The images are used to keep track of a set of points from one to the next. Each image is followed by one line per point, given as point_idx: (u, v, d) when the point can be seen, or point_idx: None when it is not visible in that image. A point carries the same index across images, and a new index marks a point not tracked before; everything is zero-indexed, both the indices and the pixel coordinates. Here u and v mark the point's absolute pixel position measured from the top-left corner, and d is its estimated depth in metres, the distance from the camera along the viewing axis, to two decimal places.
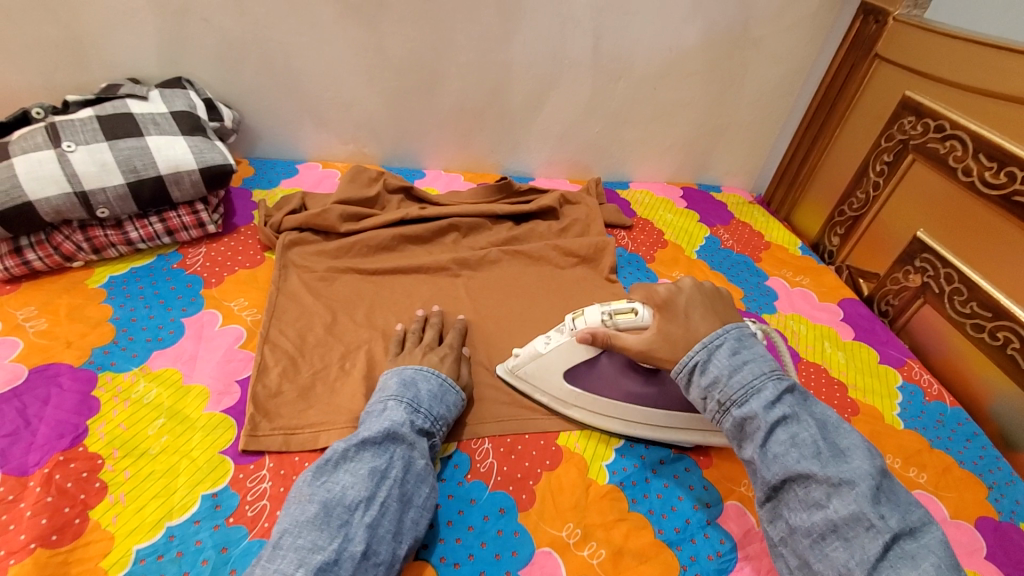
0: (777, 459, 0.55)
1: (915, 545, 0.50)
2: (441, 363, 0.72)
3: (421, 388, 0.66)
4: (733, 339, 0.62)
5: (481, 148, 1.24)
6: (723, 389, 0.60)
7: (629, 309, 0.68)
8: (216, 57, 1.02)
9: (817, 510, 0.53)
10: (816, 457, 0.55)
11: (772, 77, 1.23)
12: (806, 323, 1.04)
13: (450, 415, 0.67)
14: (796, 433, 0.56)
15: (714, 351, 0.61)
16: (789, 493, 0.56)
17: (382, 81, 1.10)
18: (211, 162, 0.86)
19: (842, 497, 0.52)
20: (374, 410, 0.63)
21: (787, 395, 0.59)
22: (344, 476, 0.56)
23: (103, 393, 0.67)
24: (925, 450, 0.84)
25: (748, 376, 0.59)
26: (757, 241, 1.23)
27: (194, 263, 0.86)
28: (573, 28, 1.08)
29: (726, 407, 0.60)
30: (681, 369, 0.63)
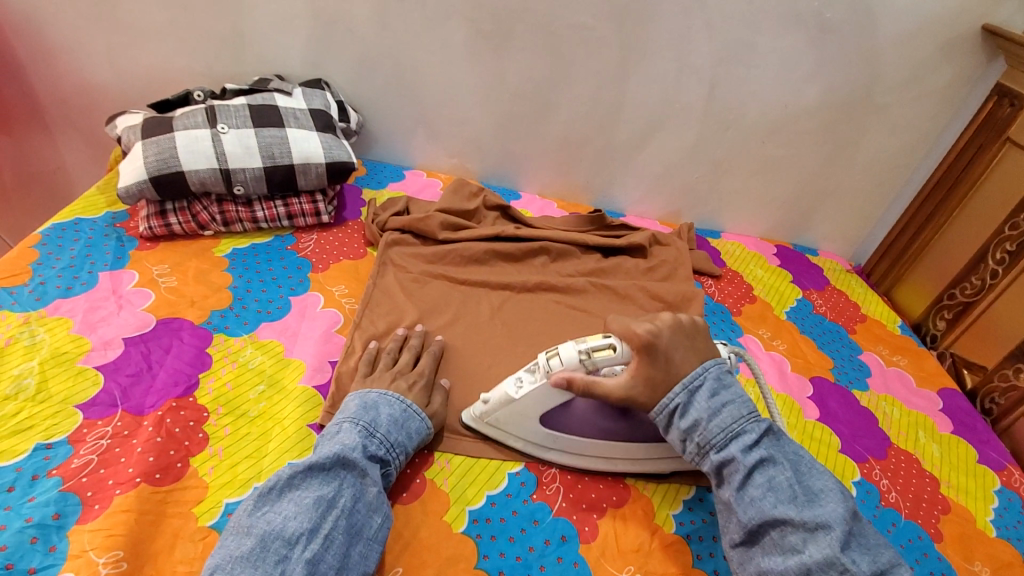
0: (753, 503, 0.58)
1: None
2: (409, 390, 0.70)
3: (381, 412, 0.65)
4: (714, 380, 0.64)
5: (577, 178, 1.27)
6: (702, 433, 0.62)
7: (607, 346, 0.66)
8: (353, 63, 1.11)
9: (792, 554, 0.55)
10: (790, 500, 0.58)
11: (889, 146, 1.18)
12: (899, 407, 0.97)
13: (410, 443, 0.65)
14: (772, 477, 0.59)
15: (695, 395, 0.63)
16: (764, 536, 0.58)
17: (496, 103, 1.16)
18: (336, 159, 0.93)
19: (816, 541, 0.55)
20: (329, 432, 0.63)
21: (763, 439, 0.62)
22: (287, 505, 0.55)
23: (215, 351, 0.73)
24: (1019, 565, 0.76)
25: (728, 421, 0.62)
26: (852, 312, 1.17)
27: (305, 248, 0.93)
28: (690, 74, 1.09)
29: (706, 451, 0.62)
30: (659, 410, 0.64)
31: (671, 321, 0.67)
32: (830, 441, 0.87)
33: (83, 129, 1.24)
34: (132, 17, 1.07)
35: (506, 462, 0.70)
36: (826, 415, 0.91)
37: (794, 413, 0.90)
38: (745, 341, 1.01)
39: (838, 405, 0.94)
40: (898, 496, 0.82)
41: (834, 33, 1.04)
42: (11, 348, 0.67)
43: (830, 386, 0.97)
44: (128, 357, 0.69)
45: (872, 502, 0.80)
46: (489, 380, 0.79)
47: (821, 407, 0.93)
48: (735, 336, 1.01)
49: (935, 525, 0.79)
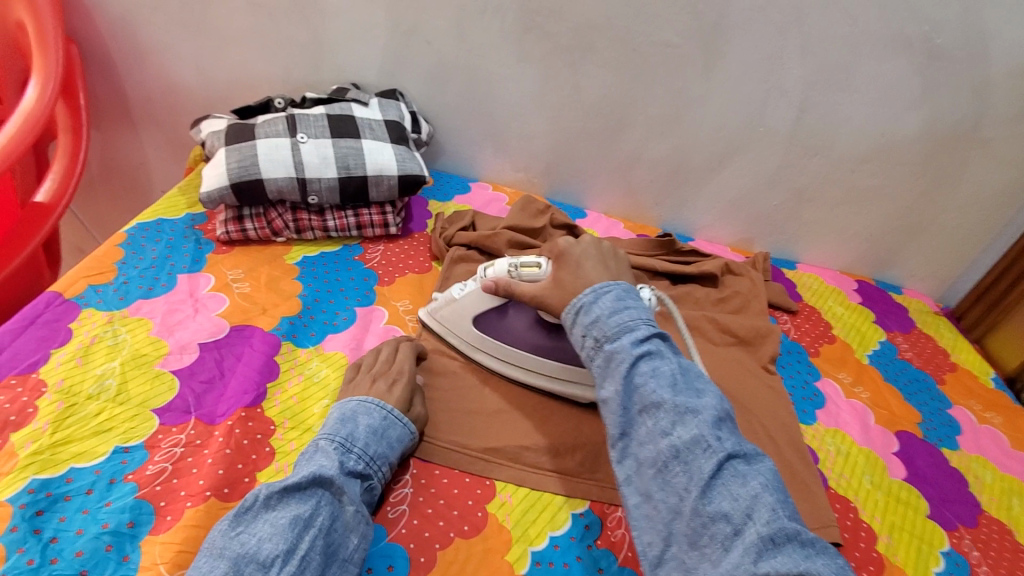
0: (637, 391, 0.55)
1: (746, 469, 0.50)
2: (389, 393, 0.67)
3: (359, 423, 0.62)
4: (621, 289, 0.63)
5: (646, 199, 1.22)
6: (600, 326, 0.60)
7: (535, 264, 0.73)
8: (428, 74, 1.11)
9: (664, 439, 0.53)
10: (671, 389, 0.55)
11: (995, 182, 1.09)
12: (995, 471, 0.88)
13: (392, 453, 0.62)
14: (658, 367, 0.57)
15: (600, 296, 0.62)
16: (641, 426, 0.55)
17: (568, 119, 1.13)
18: (409, 172, 0.93)
19: (687, 425, 0.52)
20: (306, 450, 0.59)
21: (658, 338, 0.59)
22: (262, 527, 0.51)
23: (283, 361, 0.73)
24: None
25: (625, 317, 0.60)
26: (941, 359, 1.08)
27: (372, 259, 0.93)
28: (778, 97, 1.04)
29: (601, 343, 0.60)
30: (570, 309, 0.64)
31: (591, 241, 0.71)
32: (918, 505, 0.80)
33: (167, 128, 1.29)
34: (220, 23, 1.10)
35: (569, 501, 0.67)
36: (913, 474, 0.84)
37: (877, 469, 0.83)
38: (823, 386, 0.94)
39: (926, 464, 0.86)
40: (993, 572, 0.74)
41: (944, 60, 0.96)
42: (95, 347, 0.69)
43: (917, 443, 0.89)
44: (202, 362, 0.70)
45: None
46: (554, 410, 0.76)
47: (908, 465, 0.85)
48: (812, 380, 0.95)
49: None
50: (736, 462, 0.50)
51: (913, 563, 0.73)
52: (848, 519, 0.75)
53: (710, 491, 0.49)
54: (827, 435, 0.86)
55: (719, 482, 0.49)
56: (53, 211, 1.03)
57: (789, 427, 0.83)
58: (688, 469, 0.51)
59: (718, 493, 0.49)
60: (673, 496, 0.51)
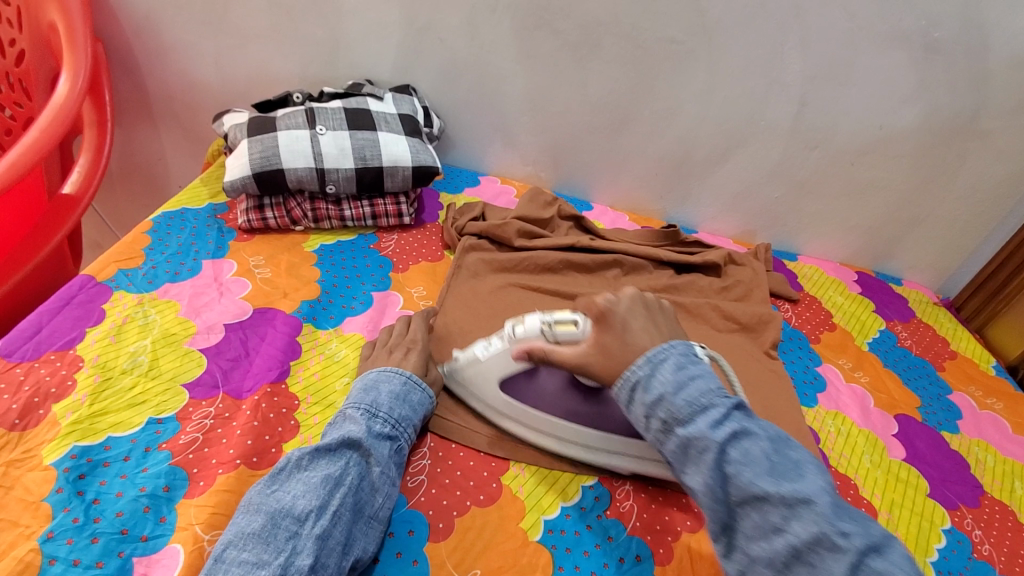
0: (732, 482, 0.49)
1: (885, 563, 0.44)
2: (405, 359, 0.71)
3: (381, 390, 0.65)
4: (678, 354, 0.57)
5: (651, 192, 1.25)
6: (667, 407, 0.54)
7: (571, 321, 0.67)
8: (439, 71, 1.14)
9: (777, 536, 0.47)
10: (770, 475, 0.49)
11: (992, 173, 1.11)
12: (994, 454, 0.91)
13: (415, 416, 0.66)
14: (748, 449, 0.50)
15: (656, 366, 0.56)
16: (745, 520, 0.49)
17: (576, 113, 1.16)
18: (422, 163, 0.96)
19: (802, 520, 0.46)
20: (334, 419, 0.63)
21: (736, 411, 0.53)
22: (296, 485, 0.55)
23: (304, 341, 0.76)
24: None
25: (693, 392, 0.54)
26: (940, 348, 1.10)
27: (387, 247, 0.96)
28: (780, 91, 1.07)
29: (673, 428, 0.54)
30: (623, 385, 0.58)
31: (632, 294, 0.65)
32: (917, 484, 0.82)
33: (185, 124, 1.32)
34: (239, 21, 1.14)
35: (578, 474, 0.70)
36: (912, 455, 0.86)
37: (877, 449, 0.86)
38: (824, 371, 0.97)
39: (925, 446, 0.88)
40: (991, 548, 0.76)
41: (941, 54, 0.99)
42: (128, 327, 0.72)
43: (917, 426, 0.92)
44: (228, 342, 0.74)
45: (962, 553, 0.75)
46: None
47: (907, 446, 0.88)
48: (813, 365, 0.98)
49: None
50: (871, 557, 0.44)
51: (912, 538, 0.75)
52: (848, 496, 0.78)
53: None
54: (828, 417, 0.89)
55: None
56: (79, 202, 1.07)
57: (791, 409, 0.86)
58: (815, 573, 0.45)
59: None
60: None
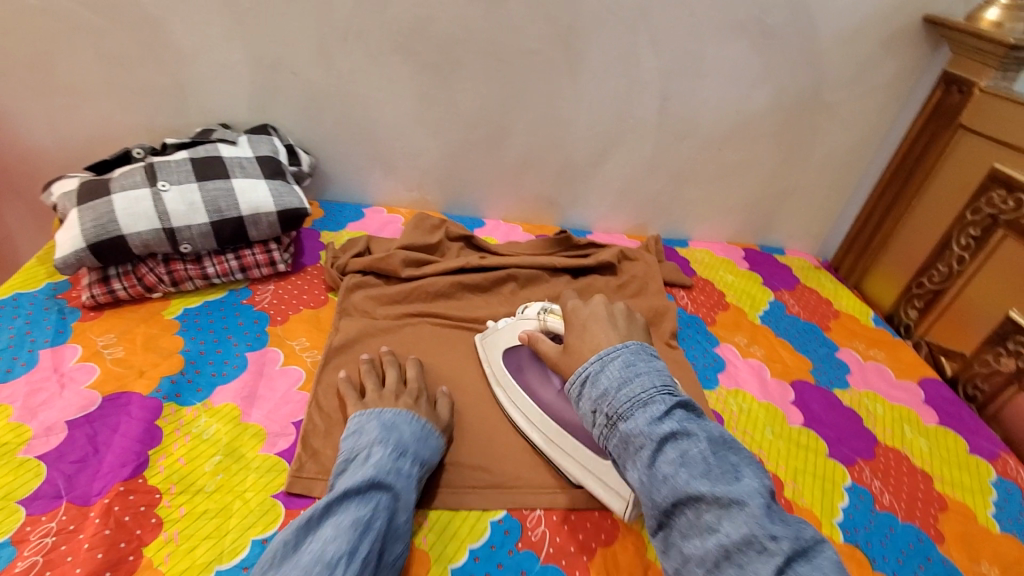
0: (664, 478, 0.51)
1: (808, 569, 0.45)
2: (416, 405, 0.71)
3: (404, 431, 0.65)
4: (628, 353, 0.61)
5: (540, 200, 1.25)
6: (610, 402, 0.58)
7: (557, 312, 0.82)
8: (300, 107, 1.09)
9: (709, 535, 0.49)
10: (705, 474, 0.51)
11: (844, 141, 1.20)
12: (883, 402, 0.96)
13: (431, 460, 0.67)
14: (685, 449, 0.53)
15: (606, 364, 0.61)
16: (679, 518, 0.51)
17: (452, 133, 1.14)
18: (288, 206, 0.90)
19: (732, 518, 0.48)
20: (357, 456, 0.62)
21: (677, 412, 0.56)
22: (326, 531, 0.53)
23: (166, 424, 0.69)
24: None
25: (636, 388, 0.57)
26: (825, 309, 1.17)
27: (262, 300, 0.89)
28: (640, 89, 1.10)
29: (615, 423, 0.57)
30: (575, 381, 0.62)
31: (603, 303, 0.72)
32: (817, 447, 0.86)
33: (28, 195, 1.19)
34: (66, 78, 1.03)
35: (486, 511, 0.67)
36: (809, 419, 0.90)
37: (778, 420, 0.89)
38: (722, 351, 1.00)
39: (821, 407, 0.93)
40: (892, 498, 0.80)
41: (776, 38, 1.05)
42: None
43: (811, 389, 0.96)
44: (73, 441, 0.65)
45: (867, 508, 0.78)
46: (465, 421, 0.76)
47: (804, 411, 0.91)
48: (712, 347, 1.00)
49: (935, 526, 0.77)
50: (795, 562, 0.46)
51: (819, 502, 0.78)
52: None
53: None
54: (730, 397, 0.91)
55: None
56: None
57: (693, 396, 0.87)
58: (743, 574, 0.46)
59: None
60: None
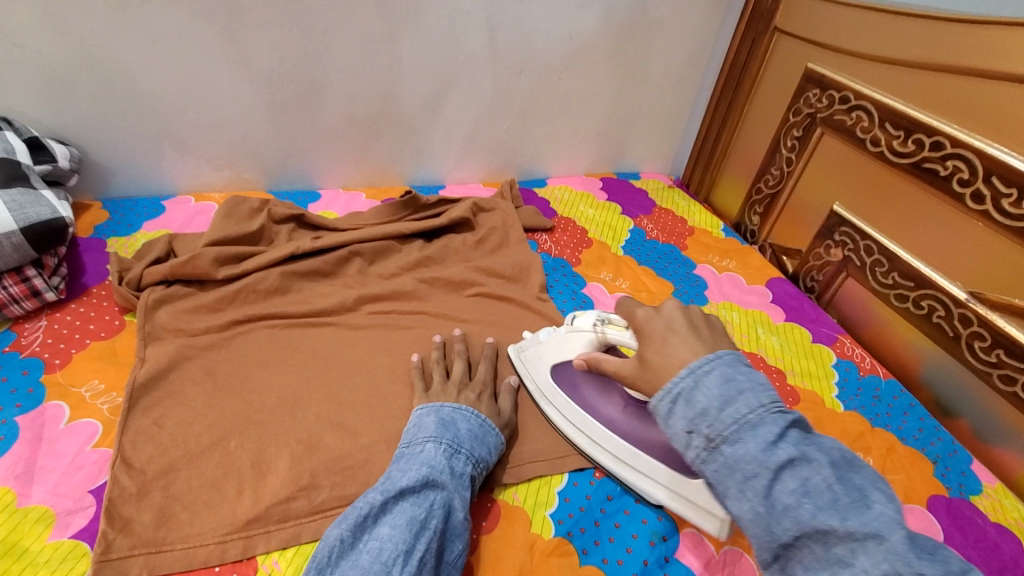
0: (787, 512, 0.41)
1: None
2: (478, 401, 0.69)
3: (460, 428, 0.62)
4: (724, 365, 0.47)
5: (381, 158, 1.12)
6: (712, 424, 0.45)
7: (624, 326, 0.65)
8: (37, 85, 0.84)
9: (842, 574, 0.39)
10: (834, 506, 0.40)
11: (678, 56, 1.19)
12: (738, 310, 1.01)
13: (491, 459, 0.63)
14: (808, 478, 0.42)
15: (700, 378, 0.47)
16: (802, 551, 0.41)
17: (253, 96, 0.96)
18: (35, 219, 0.72)
19: (870, 554, 0.38)
20: (412, 452, 0.59)
21: (791, 430, 0.44)
22: (383, 530, 0.51)
23: None
24: (868, 431, 0.83)
25: (743, 408, 0.44)
26: (681, 228, 1.19)
27: (30, 342, 0.71)
28: (464, 20, 0.98)
29: (716, 447, 0.44)
30: (661, 398, 0.48)
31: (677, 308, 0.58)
32: None
33: None
34: None
35: None
36: None
37: None
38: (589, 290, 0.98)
39: None
40: None
41: None
42: None
43: None
44: None
45: None
46: (319, 433, 0.67)
47: None
48: (579, 289, 0.98)
49: None
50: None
51: None
52: None
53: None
54: None
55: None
56: None
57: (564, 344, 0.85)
58: None
59: None
60: None
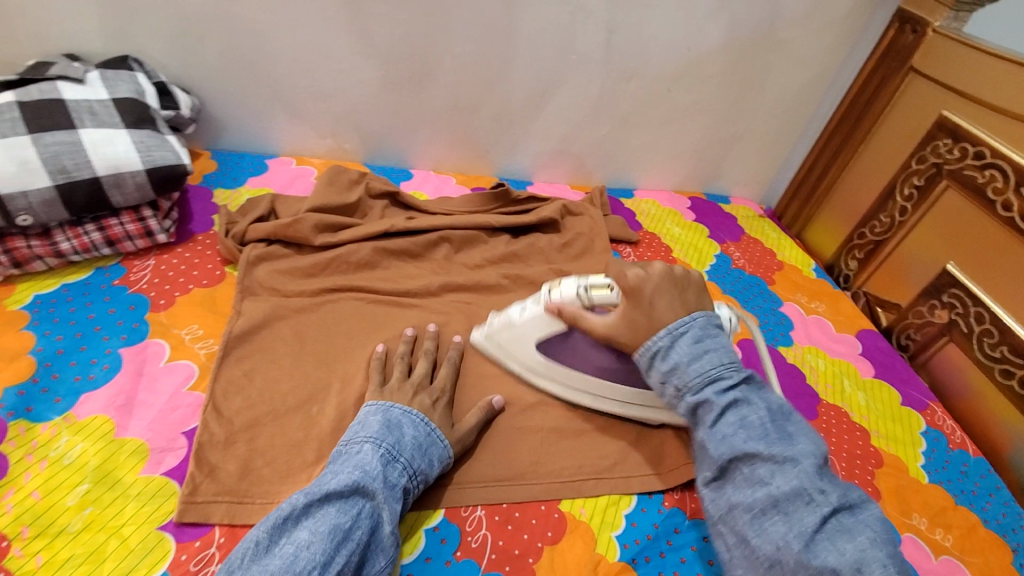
0: (726, 441, 0.54)
1: (849, 519, 0.50)
2: (433, 408, 0.64)
3: (404, 433, 0.58)
4: (697, 328, 0.60)
5: (475, 147, 1.12)
6: (681, 376, 0.58)
7: (606, 285, 0.66)
8: (173, 34, 0.88)
9: (760, 488, 0.52)
10: (763, 438, 0.54)
11: (794, 83, 1.13)
12: (824, 357, 0.96)
13: (431, 472, 0.59)
14: (746, 417, 0.55)
15: (677, 338, 0.59)
16: (736, 472, 0.54)
17: (367, 69, 0.97)
18: (160, 162, 0.73)
19: (785, 475, 0.52)
20: (349, 451, 0.56)
21: (743, 383, 0.58)
22: (302, 535, 0.49)
23: (14, 449, 0.55)
24: (950, 507, 0.77)
25: (707, 364, 0.58)
26: (769, 261, 1.14)
27: (139, 279, 0.74)
28: (585, 19, 0.96)
29: (684, 393, 0.58)
30: (641, 353, 0.61)
31: (662, 269, 0.63)
32: None
33: None
34: None
35: (422, 515, 0.60)
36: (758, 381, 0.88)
37: None
38: None
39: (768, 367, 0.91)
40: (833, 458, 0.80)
41: None
42: None
43: None
44: None
45: None
46: None
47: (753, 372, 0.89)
48: None
49: (871, 483, 0.78)
50: (839, 512, 0.50)
51: None
52: None
53: (813, 543, 0.48)
54: None
55: (822, 535, 0.49)
56: None
57: None
58: (789, 519, 0.50)
59: (822, 546, 0.48)
60: (770, 545, 0.50)
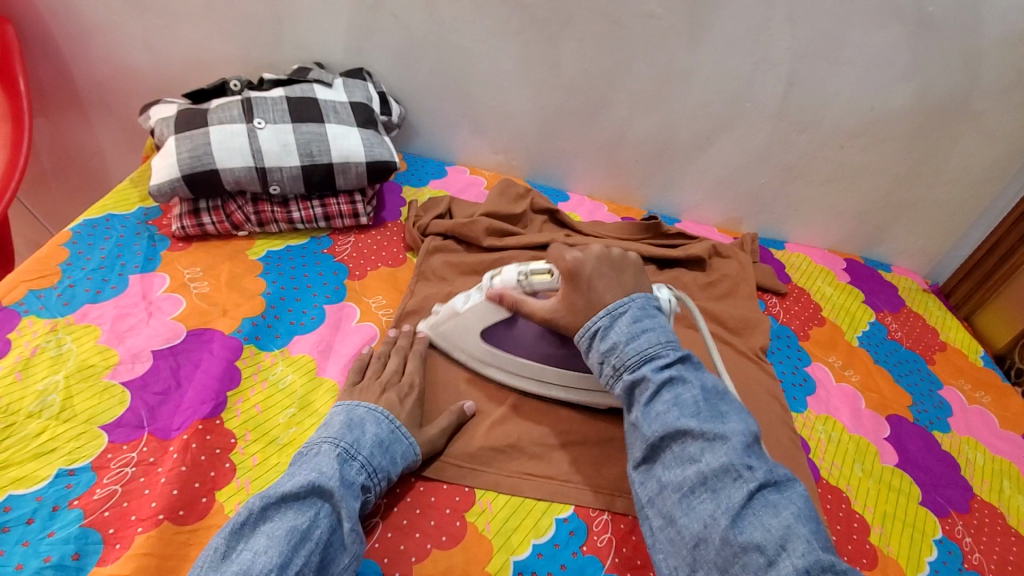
0: (659, 417, 0.56)
1: (777, 496, 0.51)
2: (400, 405, 0.65)
3: (365, 432, 0.59)
4: (636, 308, 0.62)
5: (630, 179, 1.17)
6: (619, 354, 0.60)
7: (546, 271, 0.70)
8: (397, 53, 1.04)
9: (690, 465, 0.53)
10: (695, 416, 0.55)
11: (988, 154, 1.05)
12: (985, 453, 0.87)
13: (395, 470, 0.59)
14: (680, 394, 0.57)
15: (616, 318, 0.61)
16: (665, 451, 0.56)
17: (548, 97, 1.07)
18: (378, 158, 0.87)
19: (714, 452, 0.53)
20: (308, 452, 0.57)
21: (678, 363, 0.60)
22: (259, 540, 0.49)
23: (245, 365, 0.69)
24: None
25: (643, 343, 0.60)
26: (930, 339, 1.06)
27: (342, 251, 0.87)
28: (766, 70, 0.99)
29: (619, 370, 0.60)
30: (583, 334, 0.63)
31: (600, 252, 0.67)
32: (909, 491, 0.78)
33: (121, 116, 1.18)
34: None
35: (552, 505, 0.64)
36: (904, 460, 0.82)
37: (868, 456, 0.81)
38: (812, 370, 0.92)
39: (917, 448, 0.84)
40: (984, 558, 0.72)
41: (935, 29, 0.92)
42: (37, 359, 0.64)
43: (909, 427, 0.87)
44: (157, 371, 0.66)
45: (959, 568, 0.70)
46: (538, 410, 0.73)
47: (899, 450, 0.83)
48: (801, 365, 0.92)
49: None
50: (765, 489, 0.51)
51: (903, 549, 0.71)
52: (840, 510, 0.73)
53: (739, 519, 0.49)
54: (817, 422, 0.84)
55: (749, 511, 0.50)
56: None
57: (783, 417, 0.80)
58: (716, 497, 0.51)
59: (749, 522, 0.49)
60: (697, 523, 0.51)
